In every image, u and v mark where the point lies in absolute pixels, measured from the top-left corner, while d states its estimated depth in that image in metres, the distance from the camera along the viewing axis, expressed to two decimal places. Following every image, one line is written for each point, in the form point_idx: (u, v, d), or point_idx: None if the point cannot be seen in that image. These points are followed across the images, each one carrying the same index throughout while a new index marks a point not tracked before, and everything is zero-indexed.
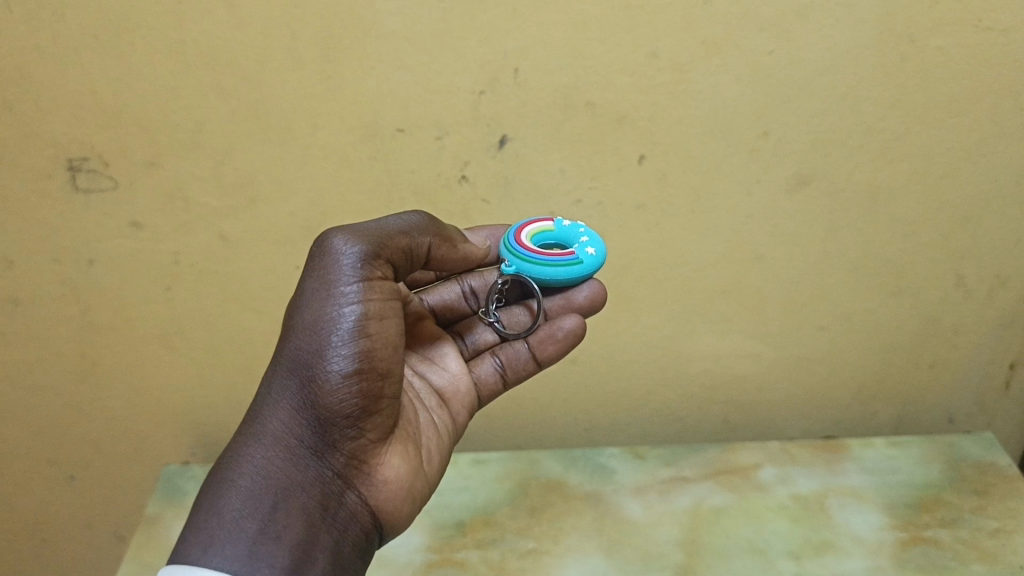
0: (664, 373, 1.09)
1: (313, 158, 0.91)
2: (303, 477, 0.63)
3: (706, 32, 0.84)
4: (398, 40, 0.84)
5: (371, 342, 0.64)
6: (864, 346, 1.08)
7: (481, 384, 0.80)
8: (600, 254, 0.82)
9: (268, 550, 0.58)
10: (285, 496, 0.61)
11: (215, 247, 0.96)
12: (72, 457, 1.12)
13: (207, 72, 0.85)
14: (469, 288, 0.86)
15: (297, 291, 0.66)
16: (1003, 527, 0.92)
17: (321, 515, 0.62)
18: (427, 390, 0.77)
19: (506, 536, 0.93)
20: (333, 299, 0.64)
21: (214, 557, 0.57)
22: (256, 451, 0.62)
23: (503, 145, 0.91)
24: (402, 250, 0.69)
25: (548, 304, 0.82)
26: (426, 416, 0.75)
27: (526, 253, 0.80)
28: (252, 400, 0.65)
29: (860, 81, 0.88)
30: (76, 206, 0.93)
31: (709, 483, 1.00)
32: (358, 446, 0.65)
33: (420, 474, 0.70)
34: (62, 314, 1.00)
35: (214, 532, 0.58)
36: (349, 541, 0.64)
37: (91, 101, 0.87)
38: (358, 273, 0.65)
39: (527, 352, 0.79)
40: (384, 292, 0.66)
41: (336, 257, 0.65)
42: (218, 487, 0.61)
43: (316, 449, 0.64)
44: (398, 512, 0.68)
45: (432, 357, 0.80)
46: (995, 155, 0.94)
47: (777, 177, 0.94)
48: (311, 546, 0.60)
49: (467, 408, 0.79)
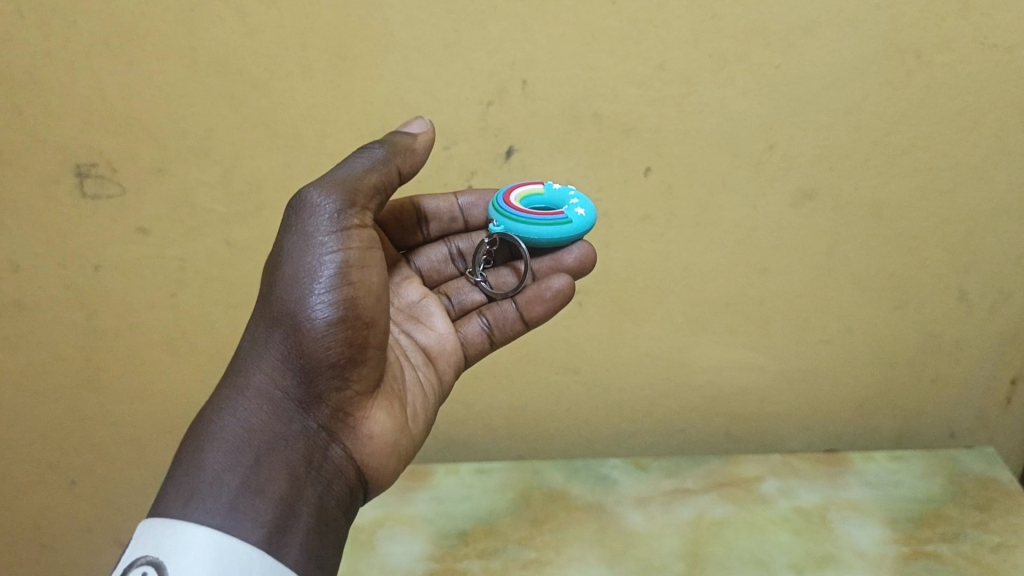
0: (667, 384, 1.09)
1: (321, 165, 0.91)
2: (289, 430, 0.64)
3: (713, 46, 0.85)
4: (407, 50, 0.85)
5: (352, 290, 0.66)
6: (867, 360, 1.08)
7: (468, 344, 0.83)
8: (590, 216, 0.83)
9: (252, 501, 0.59)
10: (269, 449, 0.62)
11: (222, 254, 0.96)
12: (74, 463, 1.12)
13: (217, 80, 0.86)
14: (456, 250, 0.90)
15: (276, 245, 0.68)
16: (1004, 543, 0.92)
17: (307, 468, 0.64)
18: (414, 347, 0.80)
19: (508, 545, 0.92)
20: (313, 248, 0.66)
21: (199, 510, 0.58)
22: (241, 404, 0.63)
23: (509, 156, 0.92)
24: (376, 195, 0.70)
25: (535, 265, 0.85)
26: (412, 374, 0.77)
27: (514, 214, 0.81)
28: (237, 353, 0.66)
29: (865, 97, 0.89)
30: (81, 210, 0.93)
31: (711, 494, 1.00)
32: (343, 398, 0.67)
33: (405, 430, 0.72)
34: (65, 318, 1.00)
35: (198, 485, 0.59)
36: (336, 494, 0.65)
37: (101, 107, 0.87)
38: (337, 223, 0.66)
39: (515, 312, 0.82)
40: (363, 242, 0.68)
41: (315, 209, 0.66)
42: (203, 440, 0.61)
43: (301, 401, 0.65)
44: (383, 466, 0.70)
45: (420, 317, 0.83)
46: (1000, 171, 0.94)
47: (782, 191, 0.94)
48: (297, 498, 0.62)
49: (453, 367, 0.82)
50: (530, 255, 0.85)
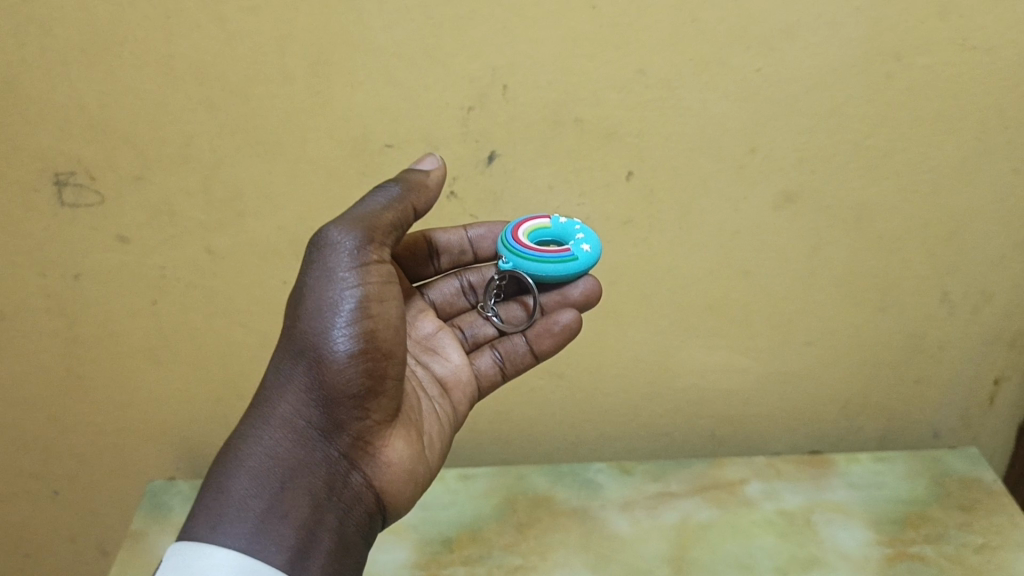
0: (651, 388, 1.09)
1: (302, 172, 0.91)
2: (310, 459, 0.67)
3: (694, 50, 0.85)
4: (388, 56, 0.84)
5: (371, 324, 0.67)
6: (851, 362, 1.08)
7: (481, 376, 0.84)
8: (595, 251, 0.83)
9: (273, 529, 0.63)
10: (290, 477, 0.65)
11: (203, 262, 0.96)
12: (56, 472, 1.11)
13: (196, 87, 0.85)
14: (467, 283, 0.89)
15: (300, 278, 0.69)
16: (987, 543, 0.93)
17: (327, 496, 0.66)
18: (430, 378, 0.81)
19: (493, 552, 0.92)
20: (334, 283, 0.67)
21: (223, 536, 0.62)
22: (266, 432, 0.66)
23: (491, 161, 0.91)
24: (396, 229, 0.71)
25: (545, 299, 0.85)
26: (429, 404, 0.79)
27: (523, 250, 0.81)
28: (263, 382, 0.69)
29: (845, 100, 0.89)
30: (60, 219, 0.92)
31: (696, 498, 1.00)
32: (363, 427, 0.69)
33: (423, 457, 0.74)
34: (46, 327, 0.99)
35: (223, 512, 0.63)
36: (355, 520, 0.68)
37: (79, 116, 0.87)
38: (356, 259, 0.68)
39: (525, 345, 0.83)
40: (382, 275, 0.70)
41: (335, 246, 0.67)
42: (228, 467, 0.65)
43: (323, 430, 0.68)
44: (402, 494, 0.72)
45: (436, 348, 0.84)
46: (981, 172, 0.95)
47: (764, 194, 0.94)
48: (316, 525, 0.65)
49: (468, 397, 0.83)
50: (539, 290, 0.85)
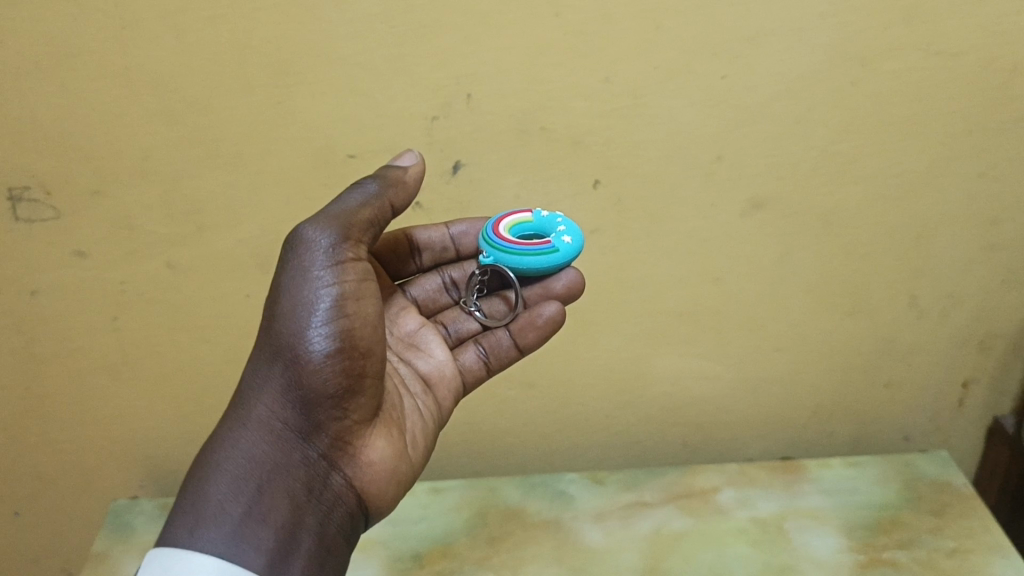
0: (623, 396, 1.08)
1: (265, 184, 0.89)
2: (290, 460, 0.65)
3: (660, 57, 0.85)
4: (350, 65, 0.83)
5: (346, 324, 0.66)
6: (822, 367, 1.08)
7: (466, 372, 0.82)
8: (576, 242, 0.82)
9: (253, 531, 0.61)
10: (271, 479, 0.63)
11: (164, 276, 0.93)
12: (18, 491, 1.08)
13: (153, 99, 0.83)
14: (450, 279, 0.87)
15: (276, 278, 0.68)
16: (959, 548, 0.93)
17: (307, 497, 0.64)
18: (413, 376, 0.80)
19: (465, 567, 0.91)
20: (309, 282, 0.66)
21: (200, 539, 0.59)
22: (244, 435, 0.64)
23: (457, 171, 0.90)
24: (370, 226, 0.70)
25: (528, 293, 0.83)
26: (411, 402, 0.77)
27: (503, 244, 0.80)
28: (241, 385, 0.67)
29: (811, 106, 0.89)
30: (16, 234, 0.90)
31: (669, 507, 0.99)
32: (342, 428, 0.67)
33: (405, 456, 0.72)
34: (4, 345, 0.97)
35: (199, 514, 0.61)
36: (336, 522, 0.66)
37: (32, 129, 0.85)
38: (332, 257, 0.66)
39: (509, 339, 0.81)
40: (358, 274, 0.68)
41: (310, 244, 0.66)
42: (206, 468, 0.63)
43: (303, 432, 0.66)
44: (382, 494, 0.70)
45: (420, 346, 0.82)
46: (947, 177, 0.95)
47: (732, 201, 0.94)
48: (297, 526, 0.63)
49: (453, 394, 0.81)
50: (522, 284, 0.83)
